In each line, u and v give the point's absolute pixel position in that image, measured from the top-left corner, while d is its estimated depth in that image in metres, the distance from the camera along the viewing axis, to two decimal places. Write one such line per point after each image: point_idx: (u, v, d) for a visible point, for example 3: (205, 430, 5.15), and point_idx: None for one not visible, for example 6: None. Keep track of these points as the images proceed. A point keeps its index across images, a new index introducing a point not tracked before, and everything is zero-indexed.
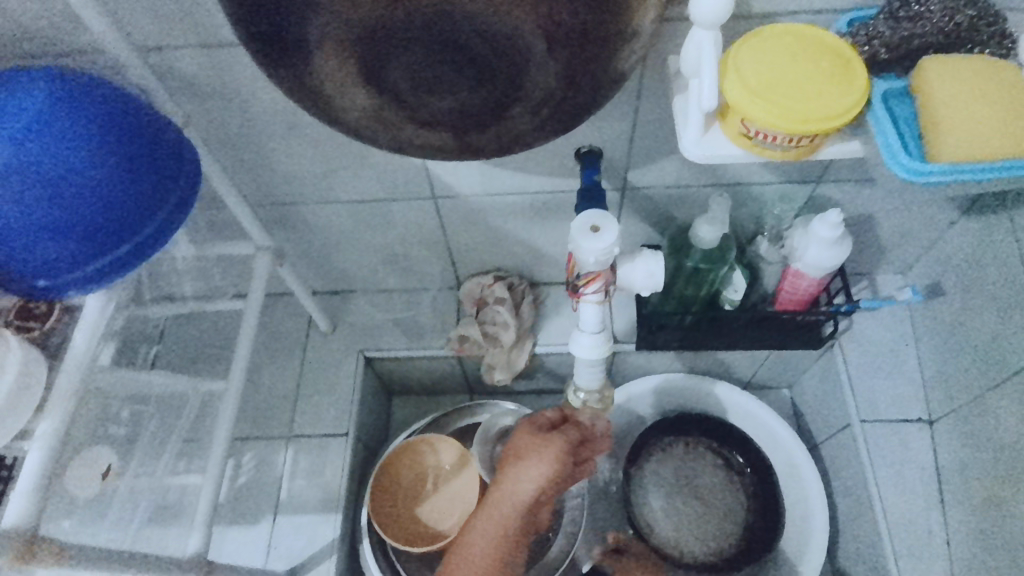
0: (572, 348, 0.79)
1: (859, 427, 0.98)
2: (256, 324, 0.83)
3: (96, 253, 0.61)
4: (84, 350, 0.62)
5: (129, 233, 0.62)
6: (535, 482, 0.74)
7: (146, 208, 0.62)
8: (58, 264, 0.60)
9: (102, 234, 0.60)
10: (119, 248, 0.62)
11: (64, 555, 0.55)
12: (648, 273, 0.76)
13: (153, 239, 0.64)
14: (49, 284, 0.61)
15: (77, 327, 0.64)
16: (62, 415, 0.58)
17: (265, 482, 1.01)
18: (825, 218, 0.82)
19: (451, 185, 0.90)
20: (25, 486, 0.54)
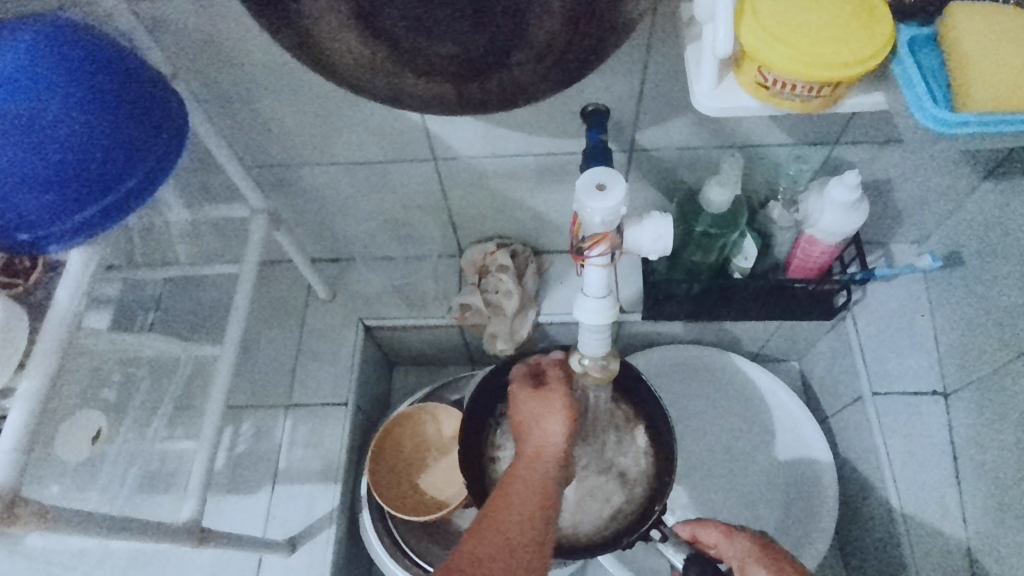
0: (576, 312, 0.72)
1: (870, 401, 0.96)
2: (252, 288, 0.81)
3: (78, 205, 0.57)
4: (67, 308, 0.59)
5: (110, 184, 0.58)
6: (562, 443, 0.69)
7: (129, 159, 0.58)
8: (39, 216, 0.56)
9: (81, 184, 0.56)
10: (100, 201, 0.58)
11: (48, 517, 0.51)
12: (657, 234, 0.72)
13: (138, 192, 0.61)
14: (32, 237, 0.57)
15: (60, 284, 0.61)
16: (43, 372, 0.55)
17: (262, 452, 0.99)
18: (842, 180, 0.79)
19: (452, 146, 0.86)
20: (5, 443, 0.52)
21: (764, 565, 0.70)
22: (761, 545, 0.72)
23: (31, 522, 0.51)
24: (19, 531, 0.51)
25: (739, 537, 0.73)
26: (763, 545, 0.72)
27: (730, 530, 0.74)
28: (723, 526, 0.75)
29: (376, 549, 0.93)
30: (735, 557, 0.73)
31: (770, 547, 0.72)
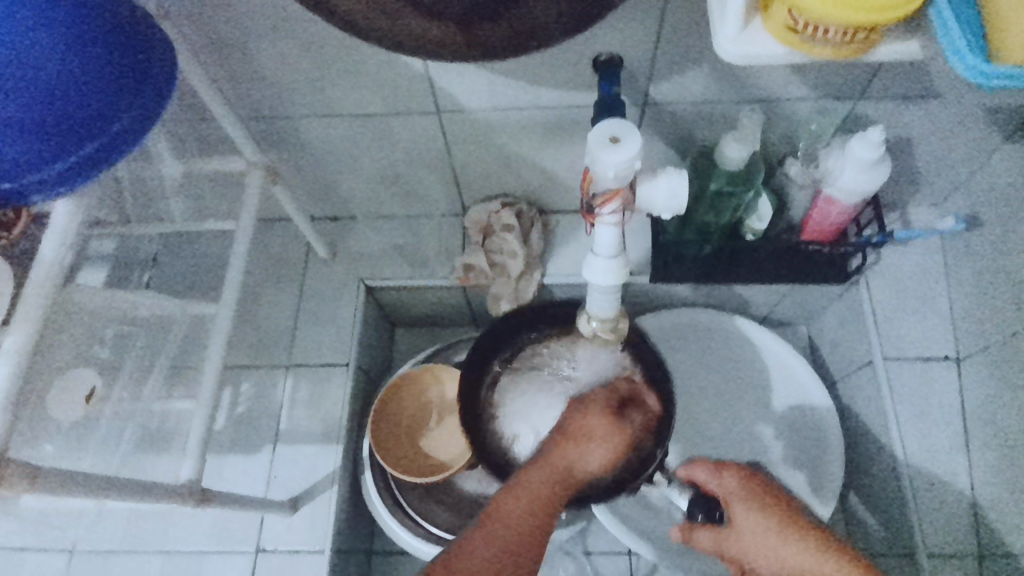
0: (585, 273, 0.70)
1: (881, 364, 0.94)
2: (248, 246, 0.78)
3: (61, 151, 0.53)
4: (53, 264, 0.56)
5: (96, 130, 0.54)
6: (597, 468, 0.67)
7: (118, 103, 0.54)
8: (19, 163, 0.52)
9: (64, 129, 0.52)
10: (84, 148, 0.54)
11: (36, 477, 0.49)
12: (671, 191, 0.68)
13: (124, 139, 0.56)
14: (14, 187, 0.53)
15: (46, 236, 0.58)
16: (29, 329, 0.53)
17: (263, 413, 0.98)
18: (866, 137, 0.75)
19: (456, 98, 0.82)
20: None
21: (751, 505, 0.71)
22: (756, 487, 0.73)
23: (20, 484, 0.49)
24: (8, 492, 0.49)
25: (727, 474, 0.74)
26: (746, 480, 0.73)
27: (718, 470, 0.75)
28: (711, 465, 0.75)
29: (376, 508, 0.93)
30: (722, 493, 0.74)
31: (755, 481, 0.73)
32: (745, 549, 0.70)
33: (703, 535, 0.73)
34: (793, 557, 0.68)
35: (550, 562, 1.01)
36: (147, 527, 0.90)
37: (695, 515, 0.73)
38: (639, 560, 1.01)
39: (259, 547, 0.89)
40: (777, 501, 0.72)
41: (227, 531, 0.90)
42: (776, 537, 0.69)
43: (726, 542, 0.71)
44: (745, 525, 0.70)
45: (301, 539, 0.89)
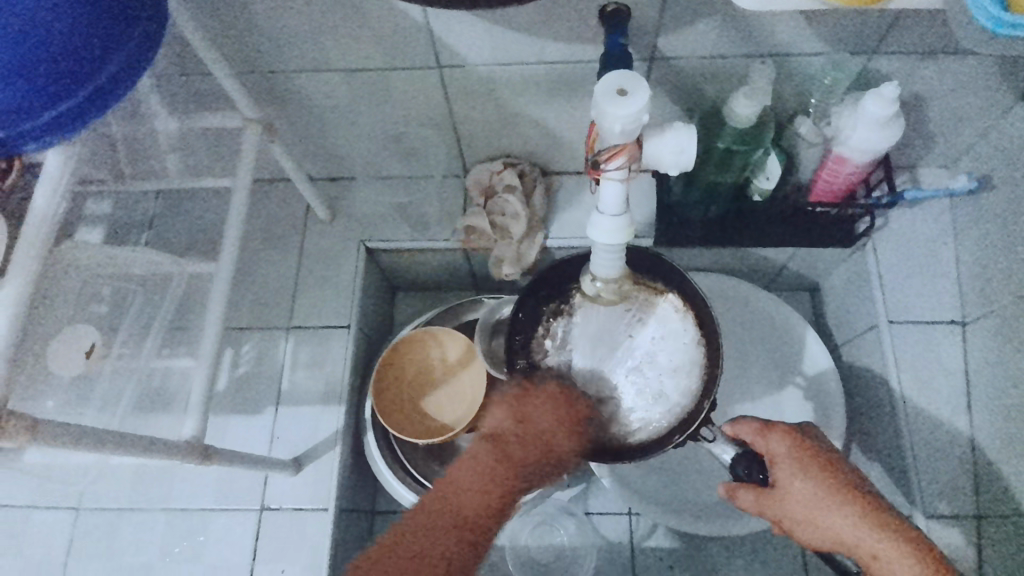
0: (589, 231, 0.68)
1: (885, 327, 0.94)
2: (247, 204, 0.77)
3: (54, 97, 0.48)
4: (48, 213, 0.55)
5: (89, 71, 0.49)
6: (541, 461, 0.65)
7: (111, 40, 0.49)
8: (9, 112, 0.47)
9: (54, 73, 0.47)
10: (79, 93, 0.49)
11: (36, 430, 0.48)
12: (677, 147, 0.66)
13: (121, 80, 0.51)
14: (7, 135, 0.48)
15: (38, 184, 0.56)
16: (25, 282, 0.52)
17: (264, 374, 0.98)
18: (879, 92, 0.73)
19: (457, 51, 0.80)
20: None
21: (799, 469, 0.67)
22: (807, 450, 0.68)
23: (21, 437, 0.48)
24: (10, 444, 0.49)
25: (773, 436, 0.68)
26: (796, 445, 0.68)
27: (763, 429, 0.69)
28: (755, 425, 0.69)
29: (385, 477, 0.94)
30: (766, 453, 0.69)
31: (803, 441, 0.68)
32: (790, 515, 0.66)
33: (743, 496, 0.68)
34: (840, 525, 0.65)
35: (550, 521, 1.02)
36: (151, 486, 0.91)
37: (736, 472, 0.68)
38: (639, 519, 1.02)
39: (265, 505, 0.89)
40: (827, 465, 0.67)
41: (232, 489, 0.90)
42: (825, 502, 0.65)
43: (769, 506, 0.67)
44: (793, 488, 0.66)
45: (306, 498, 0.89)
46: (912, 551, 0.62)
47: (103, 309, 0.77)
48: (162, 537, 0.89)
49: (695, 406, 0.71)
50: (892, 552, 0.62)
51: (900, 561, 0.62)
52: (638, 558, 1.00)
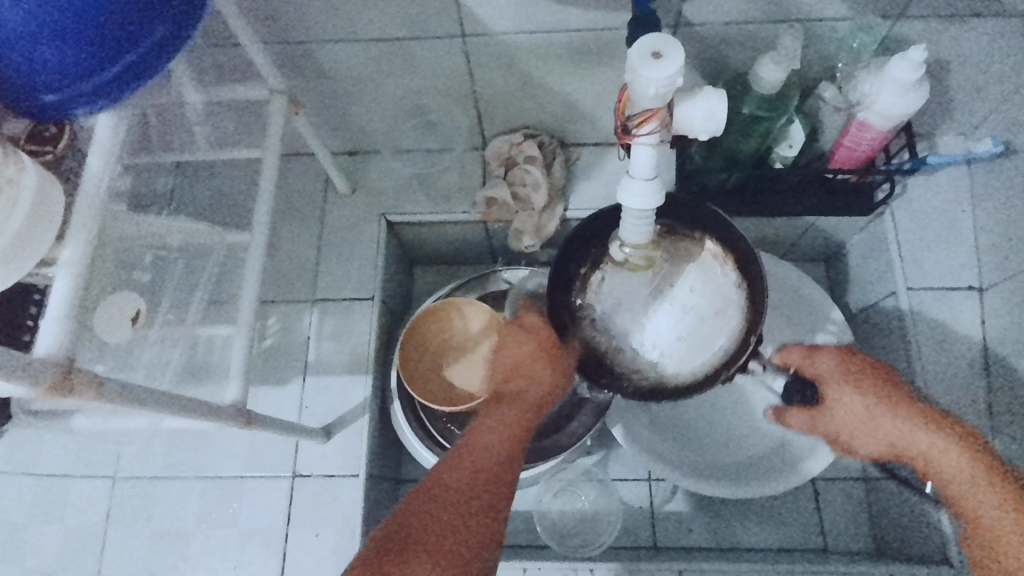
0: (620, 196, 0.68)
1: (904, 295, 0.96)
2: (276, 175, 0.77)
3: (105, 61, 0.49)
4: (101, 176, 0.52)
5: (138, 32, 0.48)
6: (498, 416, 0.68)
7: (153, 7, 0.48)
8: (72, 71, 0.48)
9: (105, 38, 0.47)
10: (124, 58, 0.49)
11: (105, 387, 0.46)
12: (708, 112, 0.66)
13: (163, 47, 0.51)
14: (59, 99, 0.49)
15: (90, 149, 0.53)
16: (84, 242, 0.49)
17: (291, 346, 0.99)
18: (907, 56, 0.73)
19: (483, 19, 0.80)
20: (55, 309, 0.47)
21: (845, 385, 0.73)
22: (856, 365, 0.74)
23: (87, 394, 0.46)
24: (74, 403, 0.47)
25: (822, 357, 0.76)
26: (843, 362, 0.74)
27: (812, 353, 0.77)
28: (806, 350, 0.77)
29: (413, 444, 0.95)
30: (815, 374, 0.77)
31: (854, 360, 0.75)
32: (842, 429, 0.74)
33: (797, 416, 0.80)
34: (893, 432, 0.71)
35: (572, 487, 1.04)
36: (185, 454, 0.93)
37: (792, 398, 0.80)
38: (659, 485, 1.04)
39: (297, 472, 0.92)
40: (877, 378, 0.73)
41: (264, 457, 0.93)
42: (879, 415, 0.71)
43: (823, 422, 0.76)
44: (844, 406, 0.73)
45: (336, 465, 0.92)
46: (962, 450, 0.67)
47: (145, 276, 0.80)
48: (197, 503, 0.91)
49: (740, 345, 0.73)
50: (946, 456, 0.67)
51: (952, 463, 0.67)
52: (659, 523, 1.01)
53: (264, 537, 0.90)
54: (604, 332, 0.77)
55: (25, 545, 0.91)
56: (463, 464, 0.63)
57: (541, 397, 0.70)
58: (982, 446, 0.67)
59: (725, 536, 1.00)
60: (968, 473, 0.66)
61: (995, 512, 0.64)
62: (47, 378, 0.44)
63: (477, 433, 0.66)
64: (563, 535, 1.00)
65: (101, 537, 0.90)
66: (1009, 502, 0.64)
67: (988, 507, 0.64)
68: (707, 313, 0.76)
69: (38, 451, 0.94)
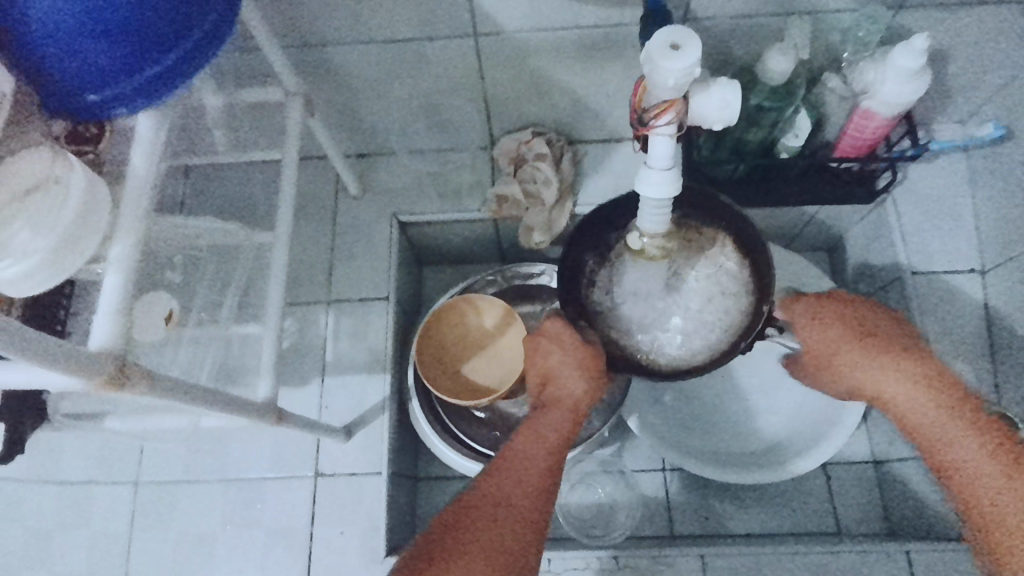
0: (639, 186, 0.68)
1: (910, 279, 0.97)
2: (296, 175, 0.78)
3: (147, 61, 0.49)
4: (147, 173, 0.52)
5: (180, 31, 0.49)
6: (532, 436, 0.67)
7: (195, 7, 0.49)
8: (115, 70, 0.48)
9: (149, 37, 0.48)
10: (167, 58, 0.50)
11: (155, 379, 0.48)
12: (723, 100, 0.67)
13: (204, 47, 0.52)
14: (100, 99, 0.49)
15: (133, 147, 0.53)
16: (133, 236, 0.50)
17: (307, 346, 0.99)
18: (911, 45, 0.75)
19: (495, 18, 0.82)
20: (109, 305, 0.48)
21: (826, 336, 0.70)
22: (839, 316, 0.70)
23: (141, 385, 0.47)
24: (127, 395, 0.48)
25: (798, 305, 0.72)
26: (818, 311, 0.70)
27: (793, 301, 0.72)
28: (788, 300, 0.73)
29: (432, 441, 0.96)
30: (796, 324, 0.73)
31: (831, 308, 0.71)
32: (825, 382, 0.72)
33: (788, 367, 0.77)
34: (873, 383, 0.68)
35: (589, 480, 1.05)
36: (206, 458, 0.94)
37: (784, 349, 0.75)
38: (674, 474, 1.05)
39: (319, 471, 0.93)
40: (854, 327, 0.69)
41: (286, 457, 0.93)
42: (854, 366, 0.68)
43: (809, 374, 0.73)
44: (818, 356, 0.70)
45: (358, 463, 0.93)
46: (936, 399, 0.65)
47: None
48: (220, 506, 0.92)
49: (753, 319, 0.74)
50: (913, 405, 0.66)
51: (924, 411, 0.65)
52: (676, 511, 1.03)
53: (288, 537, 0.90)
54: (623, 322, 0.78)
55: (51, 552, 0.92)
56: (503, 478, 0.66)
57: (580, 400, 0.68)
58: (965, 394, 0.64)
59: (741, 523, 1.01)
60: (939, 422, 0.64)
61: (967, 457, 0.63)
62: (104, 370, 0.45)
63: (518, 444, 0.67)
64: (584, 528, 1.01)
65: (125, 542, 0.91)
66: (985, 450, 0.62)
67: (962, 452, 0.63)
68: (715, 295, 0.77)
69: (62, 458, 0.95)
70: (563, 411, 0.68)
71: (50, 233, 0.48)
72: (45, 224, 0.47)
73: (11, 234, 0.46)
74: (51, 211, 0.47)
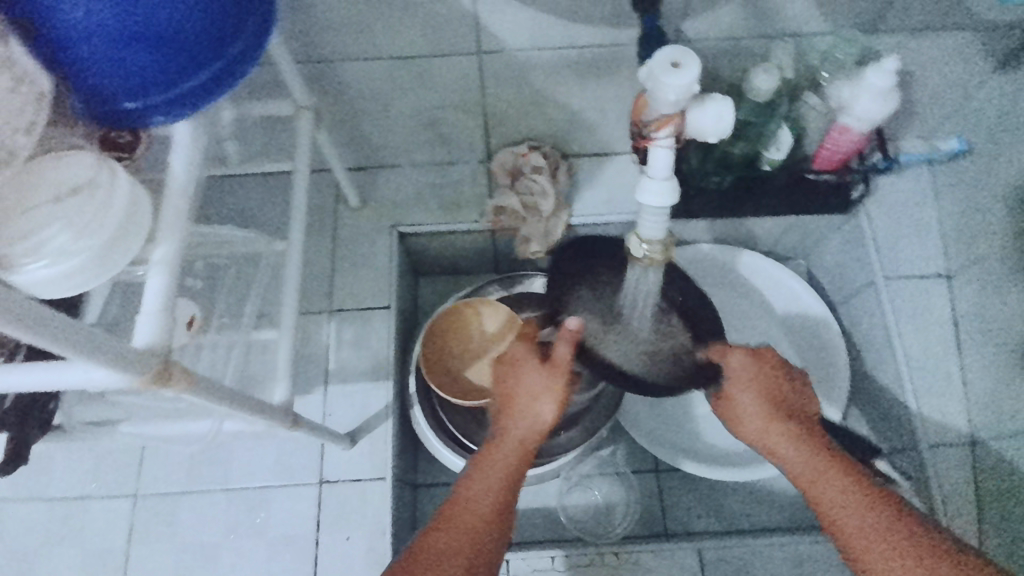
0: (639, 197, 0.71)
1: (883, 284, 1.03)
2: (306, 184, 0.80)
3: (187, 72, 0.51)
4: (185, 182, 0.54)
5: (220, 46, 0.52)
6: (498, 449, 0.68)
7: (236, 22, 0.52)
8: (156, 79, 0.50)
9: (192, 50, 0.50)
10: (210, 67, 0.52)
11: (195, 376, 0.49)
12: (719, 114, 0.71)
13: (244, 56, 0.55)
14: (138, 107, 0.51)
15: (171, 155, 0.55)
16: (176, 240, 0.52)
17: (311, 355, 1.01)
18: (883, 67, 0.82)
19: None
20: (152, 307, 0.49)
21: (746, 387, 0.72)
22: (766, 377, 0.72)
23: (181, 382, 0.49)
24: (167, 392, 0.49)
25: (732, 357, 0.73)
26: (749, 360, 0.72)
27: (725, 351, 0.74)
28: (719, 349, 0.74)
29: (435, 446, 0.97)
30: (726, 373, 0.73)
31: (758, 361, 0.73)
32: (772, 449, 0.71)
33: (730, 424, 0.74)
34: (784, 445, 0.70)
35: (585, 482, 1.07)
36: (207, 468, 0.94)
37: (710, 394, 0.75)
38: (667, 475, 1.08)
39: (323, 478, 0.93)
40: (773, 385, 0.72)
41: (290, 465, 0.94)
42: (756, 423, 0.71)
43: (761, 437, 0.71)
44: (735, 411, 0.72)
45: (362, 469, 0.94)
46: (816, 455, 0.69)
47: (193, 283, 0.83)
48: (222, 515, 0.92)
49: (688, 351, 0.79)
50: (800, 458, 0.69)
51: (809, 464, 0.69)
52: (670, 510, 1.06)
53: (292, 544, 0.91)
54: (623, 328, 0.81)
55: (43, 567, 0.90)
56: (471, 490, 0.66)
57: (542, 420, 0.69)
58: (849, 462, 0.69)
59: (729, 519, 1.05)
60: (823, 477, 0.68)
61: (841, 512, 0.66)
62: (149, 368, 0.46)
63: (465, 489, 0.66)
64: (583, 529, 1.04)
65: (122, 555, 0.90)
66: (856, 500, 0.65)
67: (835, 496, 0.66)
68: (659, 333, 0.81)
69: (58, 471, 0.94)
70: (509, 446, 0.68)
71: (91, 237, 0.48)
72: (87, 227, 0.48)
73: (48, 236, 0.46)
74: (93, 214, 0.48)
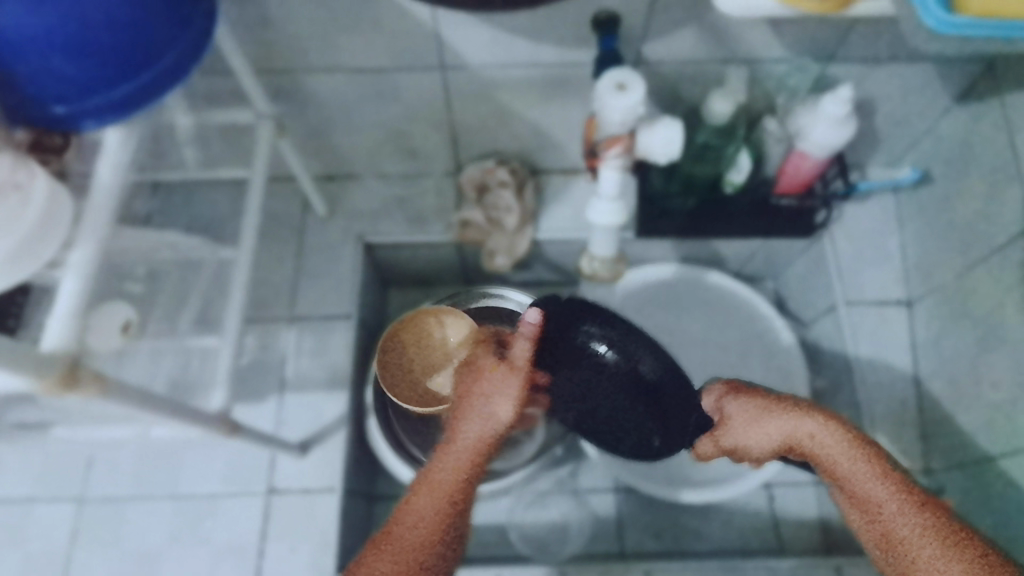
0: (590, 215, 0.78)
1: (844, 309, 1.02)
2: (262, 194, 0.80)
3: (117, 78, 0.51)
4: (112, 186, 0.54)
5: (153, 54, 0.51)
6: (450, 452, 0.56)
7: (171, 31, 0.52)
8: (86, 83, 0.50)
9: (121, 56, 0.50)
10: (139, 75, 0.51)
11: (107, 381, 0.49)
12: (669, 139, 0.72)
13: (181, 67, 0.53)
14: (69, 111, 0.51)
15: (99, 160, 0.55)
16: (95, 243, 0.52)
17: (268, 363, 1.01)
18: (837, 94, 0.82)
19: (461, 55, 0.85)
20: (64, 310, 0.49)
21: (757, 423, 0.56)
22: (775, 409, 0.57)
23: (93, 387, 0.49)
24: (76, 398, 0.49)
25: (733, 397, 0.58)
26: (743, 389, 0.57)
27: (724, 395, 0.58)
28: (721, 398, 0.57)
29: (387, 457, 0.96)
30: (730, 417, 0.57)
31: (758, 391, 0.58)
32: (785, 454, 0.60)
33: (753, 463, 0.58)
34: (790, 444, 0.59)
35: (541, 500, 1.07)
36: (155, 475, 0.93)
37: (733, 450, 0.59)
38: (624, 494, 1.08)
39: (271, 488, 0.93)
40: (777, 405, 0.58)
41: (238, 475, 0.93)
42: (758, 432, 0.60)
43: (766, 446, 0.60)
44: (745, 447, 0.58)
45: (310, 480, 0.94)
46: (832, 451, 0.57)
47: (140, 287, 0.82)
48: (168, 523, 0.91)
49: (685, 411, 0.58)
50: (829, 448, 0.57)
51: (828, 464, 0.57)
52: (625, 530, 1.06)
53: (236, 555, 0.90)
54: None
55: None
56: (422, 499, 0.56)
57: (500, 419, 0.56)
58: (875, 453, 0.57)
59: (685, 539, 1.05)
60: (859, 455, 0.56)
61: (884, 495, 0.55)
62: (56, 370, 0.46)
63: (412, 498, 0.57)
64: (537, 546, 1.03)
65: (65, 561, 0.89)
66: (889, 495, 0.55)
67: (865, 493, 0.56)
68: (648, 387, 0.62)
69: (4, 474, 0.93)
70: (459, 453, 0.56)
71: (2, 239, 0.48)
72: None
73: None
74: (7, 217, 0.49)
